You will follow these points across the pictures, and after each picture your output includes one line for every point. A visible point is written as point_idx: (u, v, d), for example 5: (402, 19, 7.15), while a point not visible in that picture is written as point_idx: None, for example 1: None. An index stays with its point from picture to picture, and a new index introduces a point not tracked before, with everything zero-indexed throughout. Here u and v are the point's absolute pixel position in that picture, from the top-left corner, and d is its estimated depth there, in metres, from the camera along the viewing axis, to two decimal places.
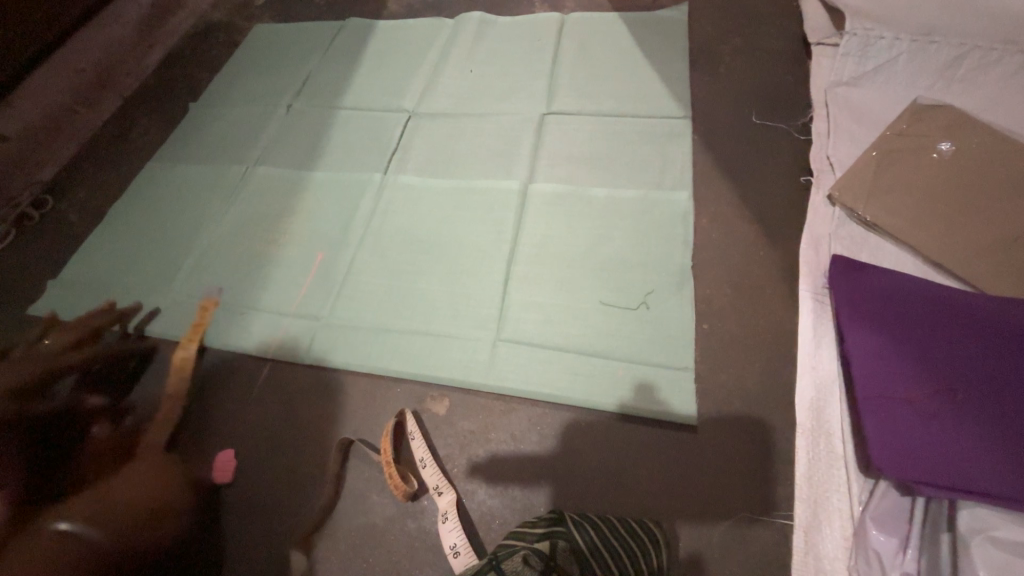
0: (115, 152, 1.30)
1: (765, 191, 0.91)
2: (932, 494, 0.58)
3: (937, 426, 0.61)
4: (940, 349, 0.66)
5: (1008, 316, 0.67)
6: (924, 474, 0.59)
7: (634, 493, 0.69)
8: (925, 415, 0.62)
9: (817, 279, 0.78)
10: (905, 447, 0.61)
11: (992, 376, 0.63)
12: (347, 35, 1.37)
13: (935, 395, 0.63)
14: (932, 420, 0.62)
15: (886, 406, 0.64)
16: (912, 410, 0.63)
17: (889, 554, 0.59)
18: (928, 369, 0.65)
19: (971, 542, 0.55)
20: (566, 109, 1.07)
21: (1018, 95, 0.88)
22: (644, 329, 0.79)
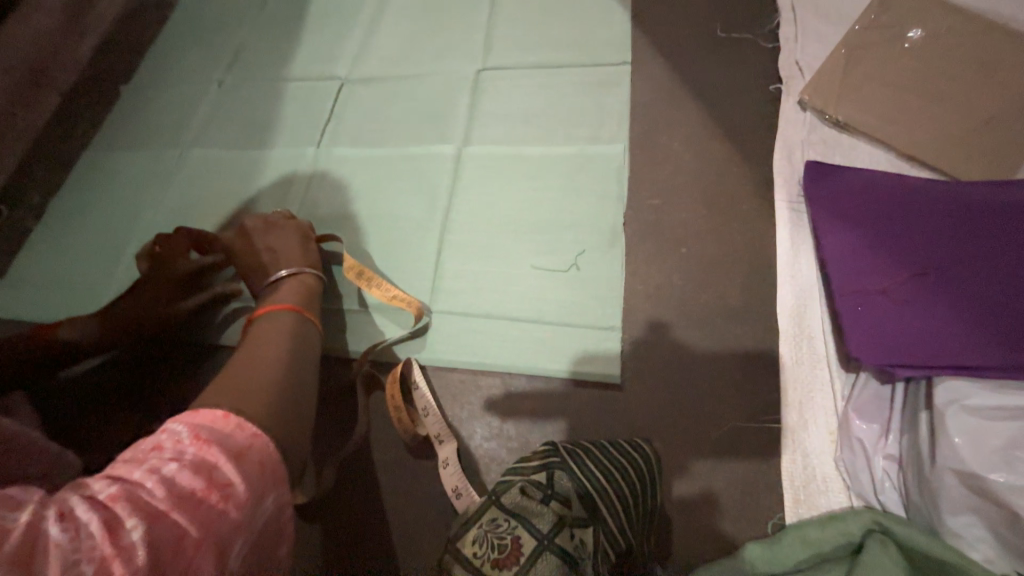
0: (62, 151, 1.25)
1: (735, 105, 0.87)
2: (912, 376, 0.59)
3: (913, 310, 0.62)
4: (912, 235, 0.66)
5: (972, 196, 0.67)
6: (902, 357, 0.60)
7: (624, 418, 0.70)
8: (901, 301, 0.63)
9: (792, 187, 0.78)
10: (883, 335, 0.61)
11: (962, 255, 0.63)
12: (278, 7, 1.32)
13: (909, 281, 0.64)
14: (909, 305, 0.62)
15: (863, 298, 0.64)
16: (887, 299, 0.63)
17: (872, 440, 0.61)
18: (901, 256, 0.65)
19: (947, 414, 0.56)
20: (503, 63, 1.04)
21: None
22: (573, 289, 0.78)
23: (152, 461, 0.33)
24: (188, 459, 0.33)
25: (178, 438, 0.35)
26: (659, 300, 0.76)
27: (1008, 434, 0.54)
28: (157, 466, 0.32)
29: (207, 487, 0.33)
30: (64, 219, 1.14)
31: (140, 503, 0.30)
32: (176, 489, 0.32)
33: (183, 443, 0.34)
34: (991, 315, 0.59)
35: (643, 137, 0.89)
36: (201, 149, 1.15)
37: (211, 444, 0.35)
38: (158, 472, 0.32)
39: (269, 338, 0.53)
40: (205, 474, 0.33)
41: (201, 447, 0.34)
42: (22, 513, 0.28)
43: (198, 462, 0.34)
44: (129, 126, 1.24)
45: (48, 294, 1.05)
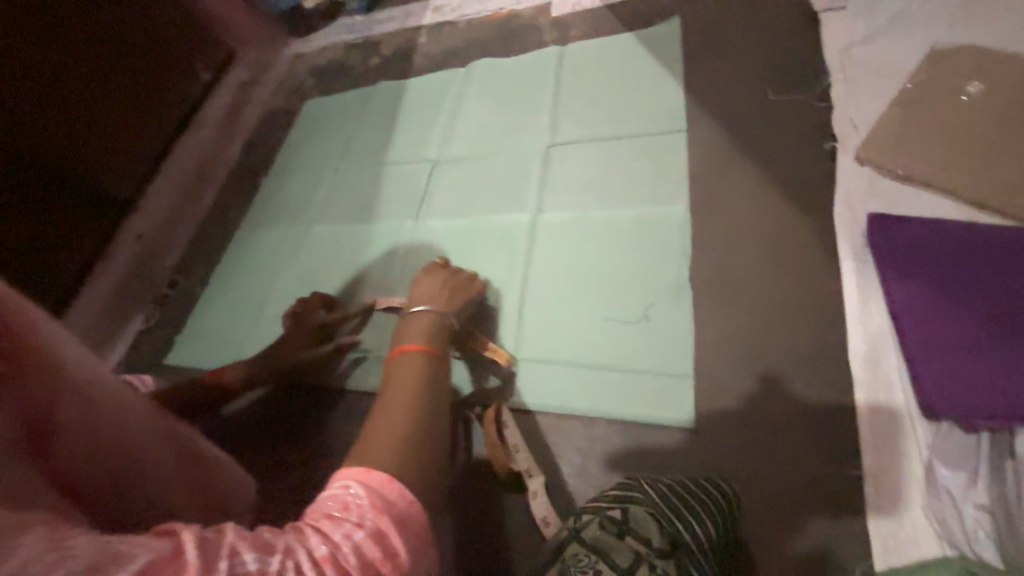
0: (217, 231, 1.58)
1: (792, 162, 0.94)
2: (981, 425, 0.63)
3: (981, 361, 0.66)
4: (980, 288, 0.70)
5: None
6: (976, 405, 0.64)
7: (700, 459, 0.76)
8: (973, 351, 0.66)
9: (856, 237, 0.82)
10: (957, 383, 0.65)
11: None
12: (379, 104, 1.61)
13: (981, 332, 0.67)
14: (976, 356, 0.66)
15: (933, 347, 0.68)
16: (960, 349, 0.67)
17: (960, 488, 0.62)
18: (970, 308, 0.69)
19: (1022, 464, 0.60)
20: (568, 138, 1.20)
21: None
22: (645, 338, 0.87)
23: (347, 527, 0.43)
24: (370, 529, 0.44)
25: (363, 506, 0.45)
26: (728, 347, 0.82)
27: None
28: (351, 531, 0.43)
29: (383, 556, 0.43)
30: (221, 287, 1.44)
31: (341, 563, 0.40)
32: (363, 556, 0.42)
33: (366, 511, 0.45)
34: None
35: (701, 195, 0.98)
36: (322, 225, 1.41)
37: (384, 515, 0.45)
38: (352, 538, 0.42)
39: (402, 383, 0.63)
40: (381, 544, 0.43)
41: (378, 519, 0.45)
42: (275, 559, 0.38)
43: (377, 532, 0.44)
44: (266, 210, 1.56)
45: (211, 346, 1.33)
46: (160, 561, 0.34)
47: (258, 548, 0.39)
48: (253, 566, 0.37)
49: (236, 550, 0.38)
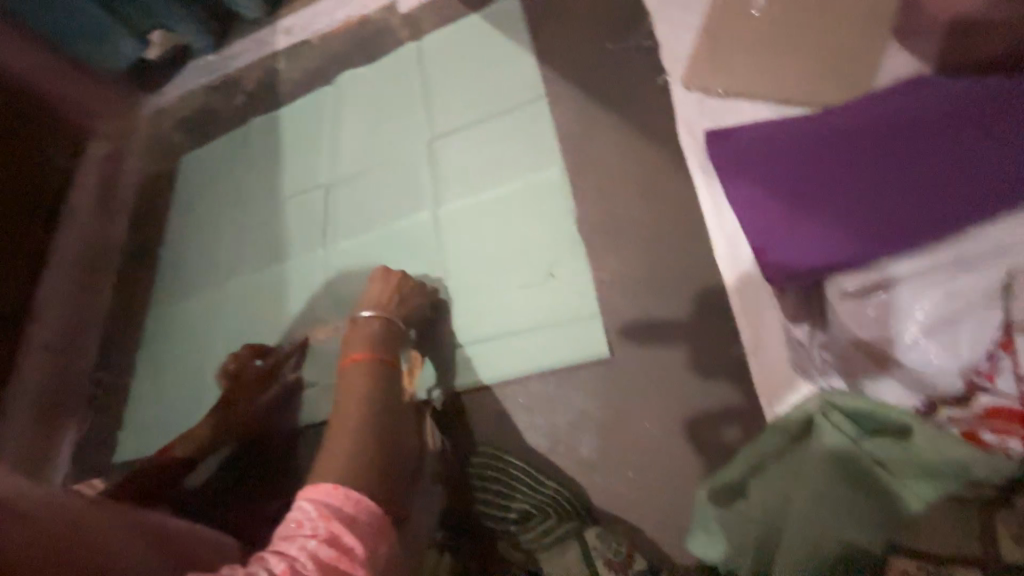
0: (128, 316, 1.51)
1: (639, 102, 1.04)
2: (813, 278, 0.73)
3: (803, 225, 0.75)
4: (791, 168, 0.81)
5: (832, 124, 0.81)
6: (801, 266, 0.73)
7: (624, 381, 0.87)
8: (792, 222, 0.76)
9: (700, 156, 0.94)
10: (785, 252, 0.75)
11: (832, 171, 0.77)
12: (256, 142, 1.57)
13: (797, 205, 0.78)
14: (795, 224, 0.76)
15: (764, 228, 0.79)
16: (783, 223, 0.77)
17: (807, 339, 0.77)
18: (785, 187, 0.80)
19: (838, 301, 0.71)
20: (446, 131, 1.24)
21: None
22: (555, 294, 0.95)
23: (300, 540, 0.46)
24: (322, 535, 0.46)
25: (312, 518, 0.48)
26: (622, 280, 0.93)
27: (880, 305, 0.69)
28: (305, 543, 0.46)
29: (340, 554, 0.46)
30: (150, 370, 1.40)
31: (299, 573, 0.43)
32: (319, 560, 0.45)
33: (316, 522, 0.48)
34: (861, 212, 0.73)
35: (571, 153, 1.06)
36: (236, 279, 1.39)
37: (333, 519, 0.48)
38: (305, 547, 0.45)
39: (353, 396, 0.62)
40: (336, 544, 0.46)
41: (328, 523, 0.48)
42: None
43: (331, 536, 0.47)
44: (172, 280, 1.50)
45: (157, 429, 1.30)
46: None
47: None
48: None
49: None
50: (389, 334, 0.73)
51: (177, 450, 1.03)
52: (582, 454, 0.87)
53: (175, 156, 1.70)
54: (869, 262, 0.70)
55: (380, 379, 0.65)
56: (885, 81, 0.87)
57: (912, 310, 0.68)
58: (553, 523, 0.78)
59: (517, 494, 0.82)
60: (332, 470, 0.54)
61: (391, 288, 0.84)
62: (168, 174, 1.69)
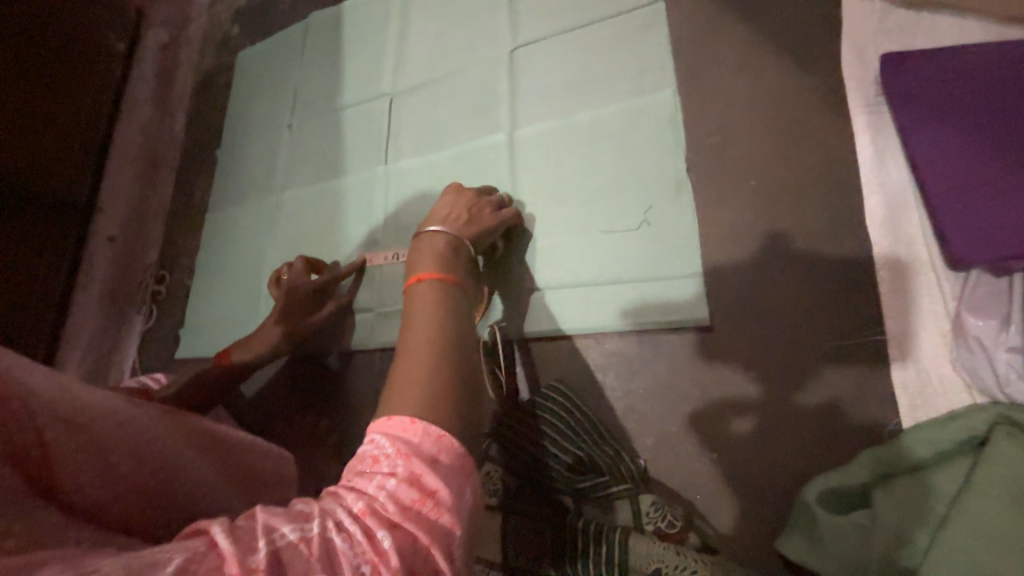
0: (187, 218, 1.49)
1: (792, 12, 0.82)
2: (1015, 263, 0.59)
3: (1017, 193, 0.61)
4: (1011, 119, 0.64)
5: None
6: (1009, 248, 0.59)
7: (722, 353, 0.75)
8: (1004, 190, 0.61)
9: (866, 88, 0.74)
10: (987, 227, 0.61)
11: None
12: (316, 37, 1.40)
13: (1012, 168, 0.62)
14: (1007, 194, 0.61)
15: (961, 195, 0.63)
16: (990, 190, 0.62)
17: (991, 337, 0.60)
18: (999, 141, 0.63)
19: None
20: (533, 36, 1.04)
21: None
22: (651, 243, 0.81)
23: (378, 478, 0.39)
24: (402, 475, 0.39)
25: (389, 455, 0.40)
26: (736, 236, 0.78)
27: None
28: (383, 482, 0.39)
29: (422, 498, 0.38)
30: (207, 274, 1.39)
31: (380, 514, 0.37)
32: (400, 502, 0.38)
33: (394, 459, 0.40)
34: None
35: (690, 74, 0.86)
36: (292, 191, 1.31)
37: (414, 457, 0.40)
38: (384, 487, 0.38)
39: (422, 314, 0.53)
40: (417, 486, 0.39)
41: (407, 461, 0.39)
42: (313, 524, 0.36)
43: (411, 477, 0.39)
44: (227, 183, 1.44)
45: (212, 333, 1.31)
46: (198, 557, 0.32)
47: (295, 518, 0.36)
48: (292, 537, 0.35)
49: (272, 525, 0.35)
50: (459, 254, 0.65)
51: (233, 356, 1.03)
52: (657, 425, 0.77)
53: (230, 48, 1.58)
54: None
55: (448, 299, 0.55)
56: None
57: None
58: (608, 480, 0.69)
59: (588, 437, 0.74)
60: (404, 397, 0.45)
61: (463, 211, 0.75)
62: (223, 68, 1.58)
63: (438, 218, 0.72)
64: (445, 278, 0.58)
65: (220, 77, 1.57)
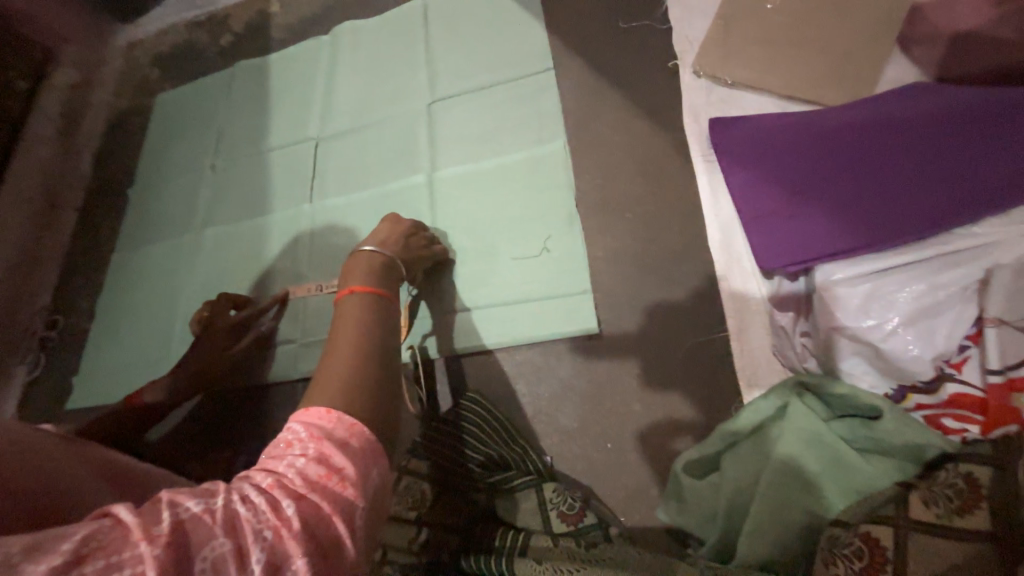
0: (89, 259, 1.41)
1: (649, 84, 1.04)
2: (795, 269, 0.78)
3: (795, 217, 0.81)
4: (790, 162, 0.84)
5: (832, 120, 0.85)
6: (791, 258, 0.78)
7: (612, 357, 0.89)
8: (786, 216, 0.81)
9: (702, 142, 0.95)
10: (777, 244, 0.81)
11: (832, 167, 0.81)
12: (241, 84, 1.46)
13: (792, 199, 0.82)
14: (789, 218, 0.81)
15: (760, 221, 0.84)
16: (778, 216, 0.82)
17: (789, 324, 0.80)
18: (783, 179, 0.84)
19: (821, 293, 0.73)
20: (448, 94, 1.19)
21: None
22: (550, 267, 0.94)
23: (289, 458, 0.45)
24: (311, 455, 0.45)
25: (302, 439, 0.46)
26: (617, 259, 0.94)
27: (862, 292, 0.70)
28: (293, 461, 0.44)
29: (329, 474, 0.44)
30: (112, 316, 1.31)
31: (288, 488, 0.42)
32: (308, 477, 0.43)
33: (306, 442, 0.46)
34: (857, 207, 0.77)
35: (576, 130, 1.05)
36: (213, 229, 1.31)
37: (324, 440, 0.46)
38: (294, 465, 0.44)
39: (351, 319, 0.62)
40: (325, 463, 0.45)
41: (318, 443, 0.46)
42: (218, 498, 0.40)
43: (320, 457, 0.45)
44: (140, 221, 1.40)
45: (115, 379, 1.23)
46: (101, 532, 0.35)
47: (200, 494, 0.40)
48: (196, 510, 0.38)
49: (176, 500, 0.38)
50: (391, 273, 0.75)
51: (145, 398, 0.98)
52: (562, 424, 0.88)
53: (148, 90, 1.58)
54: (855, 253, 0.74)
55: (377, 308, 0.65)
56: (885, 86, 0.90)
57: (898, 300, 0.68)
58: (513, 473, 0.78)
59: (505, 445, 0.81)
60: (330, 385, 0.53)
61: (398, 236, 0.85)
62: (140, 108, 1.56)
63: (374, 239, 0.82)
64: (378, 290, 0.68)
65: (135, 117, 1.55)
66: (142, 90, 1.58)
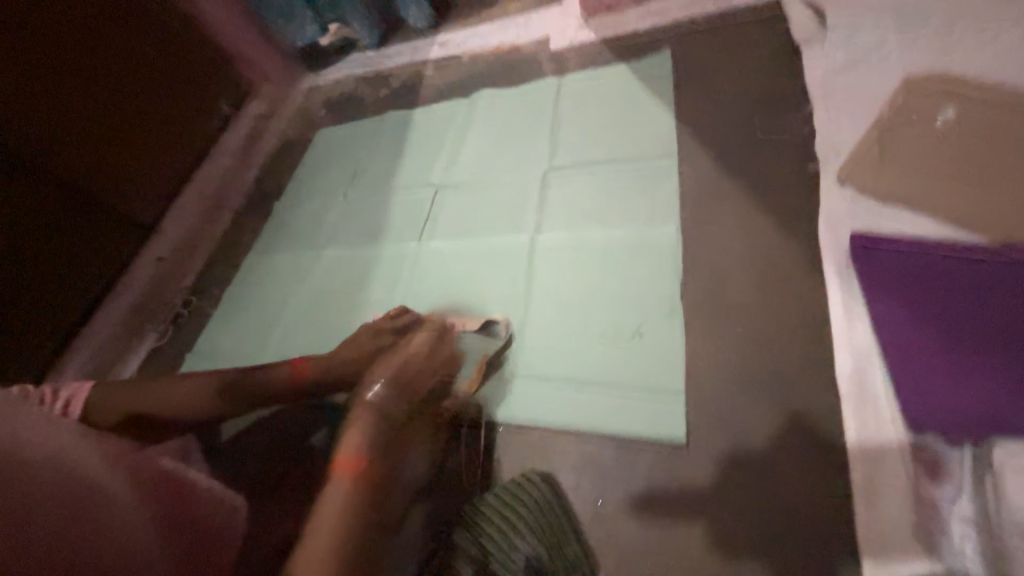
0: (231, 254, 1.62)
1: (780, 187, 0.99)
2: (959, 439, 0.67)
3: (964, 376, 0.69)
4: (959, 308, 0.74)
5: (1010, 262, 0.75)
6: (954, 425, 0.67)
7: (692, 473, 0.80)
8: (952, 372, 0.70)
9: (840, 257, 0.85)
10: (939, 404, 0.69)
11: (1016, 324, 0.70)
12: (384, 130, 1.65)
13: (959, 352, 0.71)
14: (957, 376, 0.69)
15: (913, 368, 0.72)
16: (940, 369, 0.71)
17: (948, 505, 0.65)
18: (950, 324, 0.73)
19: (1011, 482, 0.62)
20: (565, 164, 1.23)
21: (1017, 56, 0.91)
22: (642, 354, 0.89)
23: None
24: None
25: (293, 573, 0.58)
26: (717, 365, 0.86)
27: None
28: None
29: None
30: (232, 307, 1.48)
31: None
32: None
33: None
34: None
35: (692, 219, 1.01)
36: (332, 249, 1.45)
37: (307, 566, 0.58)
38: None
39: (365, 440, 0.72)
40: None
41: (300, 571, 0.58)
42: None
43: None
44: (278, 233, 1.60)
45: (219, 363, 1.36)
46: None
47: None
48: None
49: None
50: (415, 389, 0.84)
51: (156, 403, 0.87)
52: (624, 536, 0.80)
53: (311, 123, 1.84)
54: None
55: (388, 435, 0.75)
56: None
57: None
58: None
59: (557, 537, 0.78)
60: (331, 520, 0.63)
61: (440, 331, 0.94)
62: (301, 136, 1.82)
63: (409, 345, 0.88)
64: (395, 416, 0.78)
65: (295, 143, 1.81)
66: (306, 121, 1.85)
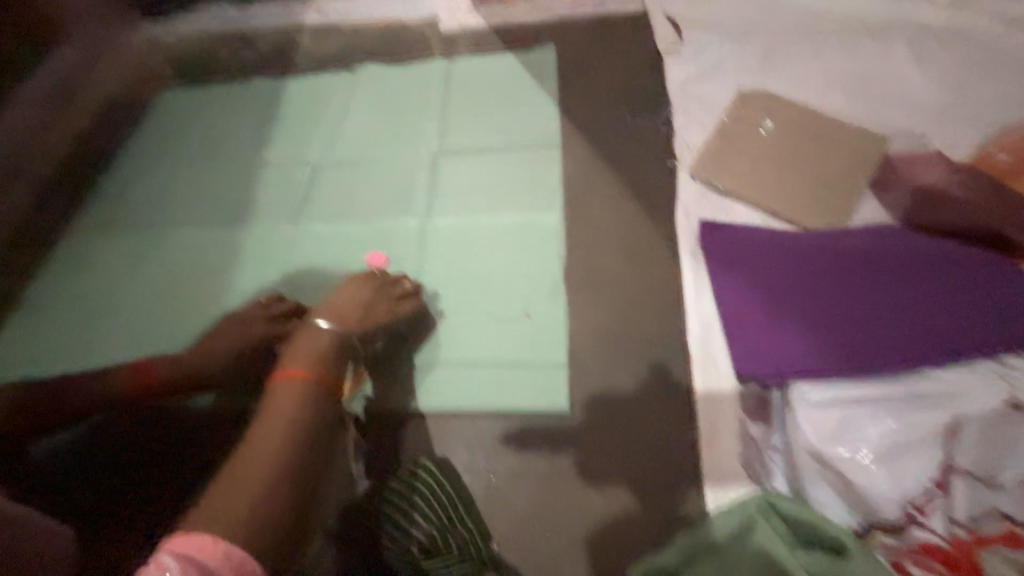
0: (33, 236, 1.28)
1: (646, 177, 1.10)
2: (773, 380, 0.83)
3: (776, 330, 0.85)
4: (778, 277, 0.90)
5: (812, 241, 0.93)
6: (767, 369, 0.83)
7: (576, 441, 0.87)
8: (769, 327, 0.86)
9: (691, 239, 0.99)
10: (758, 354, 0.84)
11: (813, 288, 0.87)
12: (248, 97, 1.44)
13: (772, 314, 0.87)
14: (773, 330, 0.85)
15: (740, 328, 0.87)
16: (759, 327, 0.86)
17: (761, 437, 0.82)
18: (767, 290, 0.89)
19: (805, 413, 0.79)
20: (456, 148, 1.22)
21: (815, 80, 1.13)
22: (531, 333, 0.94)
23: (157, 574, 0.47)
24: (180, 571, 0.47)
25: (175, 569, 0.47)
26: (595, 338, 0.94)
27: (840, 418, 0.78)
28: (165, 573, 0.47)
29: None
30: (44, 302, 1.18)
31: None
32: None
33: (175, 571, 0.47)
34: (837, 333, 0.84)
35: (574, 205, 1.08)
36: (183, 231, 1.24)
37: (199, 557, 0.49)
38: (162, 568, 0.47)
39: (280, 409, 0.64)
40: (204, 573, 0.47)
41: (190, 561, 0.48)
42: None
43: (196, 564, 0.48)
44: (105, 213, 1.30)
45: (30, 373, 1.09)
46: None
47: None
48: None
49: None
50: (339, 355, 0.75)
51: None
52: (514, 506, 0.85)
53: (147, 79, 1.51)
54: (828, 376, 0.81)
55: (309, 398, 0.66)
56: (858, 222, 0.96)
57: (868, 433, 0.77)
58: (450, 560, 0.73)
59: (450, 519, 0.78)
60: (237, 495, 0.55)
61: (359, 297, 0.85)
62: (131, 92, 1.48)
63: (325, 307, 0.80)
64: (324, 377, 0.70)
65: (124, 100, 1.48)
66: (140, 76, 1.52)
